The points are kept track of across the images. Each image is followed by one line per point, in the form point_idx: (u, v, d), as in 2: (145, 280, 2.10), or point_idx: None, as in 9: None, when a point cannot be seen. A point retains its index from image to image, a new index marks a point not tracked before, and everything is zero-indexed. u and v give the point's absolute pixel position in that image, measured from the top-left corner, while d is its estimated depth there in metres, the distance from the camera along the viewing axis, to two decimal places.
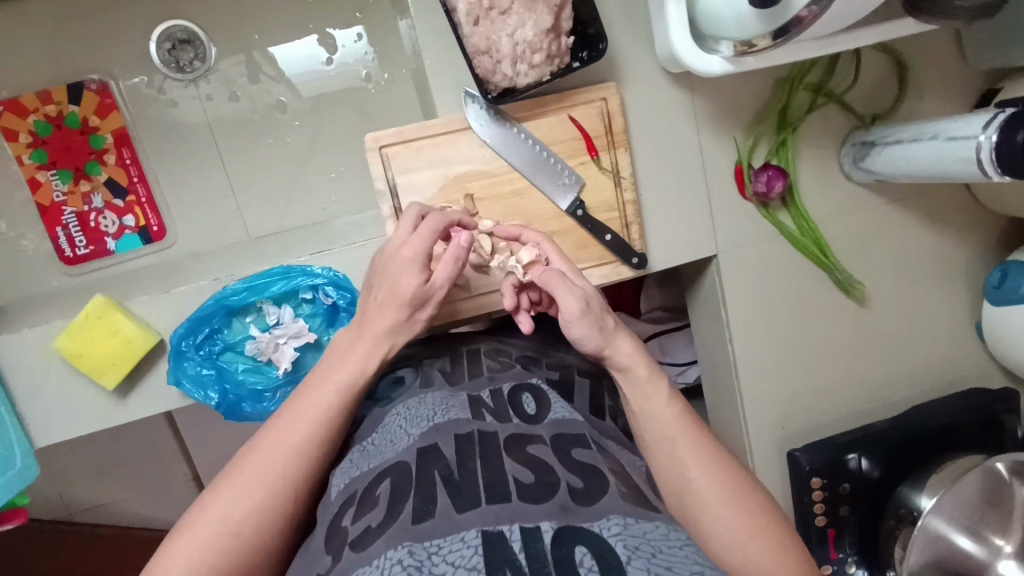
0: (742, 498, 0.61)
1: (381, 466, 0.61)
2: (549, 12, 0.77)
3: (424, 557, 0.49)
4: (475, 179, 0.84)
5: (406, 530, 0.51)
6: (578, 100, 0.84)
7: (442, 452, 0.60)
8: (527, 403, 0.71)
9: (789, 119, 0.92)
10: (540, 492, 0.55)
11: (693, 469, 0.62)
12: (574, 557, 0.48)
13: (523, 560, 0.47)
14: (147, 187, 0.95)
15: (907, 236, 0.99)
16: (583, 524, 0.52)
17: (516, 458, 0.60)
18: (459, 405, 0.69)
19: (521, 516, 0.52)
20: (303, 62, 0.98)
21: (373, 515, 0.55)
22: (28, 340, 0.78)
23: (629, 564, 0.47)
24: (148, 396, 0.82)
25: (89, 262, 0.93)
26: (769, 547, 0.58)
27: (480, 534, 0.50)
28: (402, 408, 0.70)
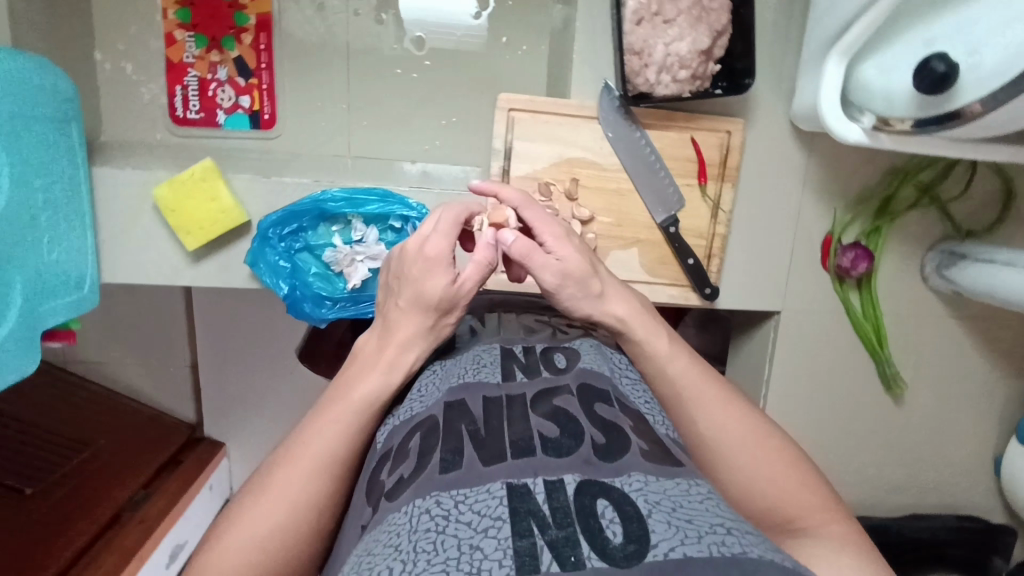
0: (760, 442, 0.63)
1: (415, 418, 0.59)
2: (709, 35, 0.80)
3: (450, 506, 0.46)
4: (585, 167, 0.86)
5: (432, 479, 0.49)
6: (704, 125, 0.86)
7: (468, 407, 0.57)
8: (559, 358, 0.64)
9: (890, 209, 0.94)
10: (564, 444, 0.51)
11: (709, 419, 0.63)
12: (595, 508, 0.45)
13: (546, 512, 0.45)
14: (272, 76, 0.95)
15: (960, 353, 1.01)
16: (604, 478, 0.48)
17: (541, 415, 0.55)
18: (491, 365, 0.63)
19: (544, 468, 0.49)
20: (445, 12, 0.97)
21: (406, 465, 0.54)
22: (130, 181, 0.81)
23: (649, 517, 0.44)
24: (221, 267, 0.84)
25: (195, 127, 0.94)
26: (796, 484, 0.61)
27: (505, 486, 0.47)
28: (438, 367, 0.66)
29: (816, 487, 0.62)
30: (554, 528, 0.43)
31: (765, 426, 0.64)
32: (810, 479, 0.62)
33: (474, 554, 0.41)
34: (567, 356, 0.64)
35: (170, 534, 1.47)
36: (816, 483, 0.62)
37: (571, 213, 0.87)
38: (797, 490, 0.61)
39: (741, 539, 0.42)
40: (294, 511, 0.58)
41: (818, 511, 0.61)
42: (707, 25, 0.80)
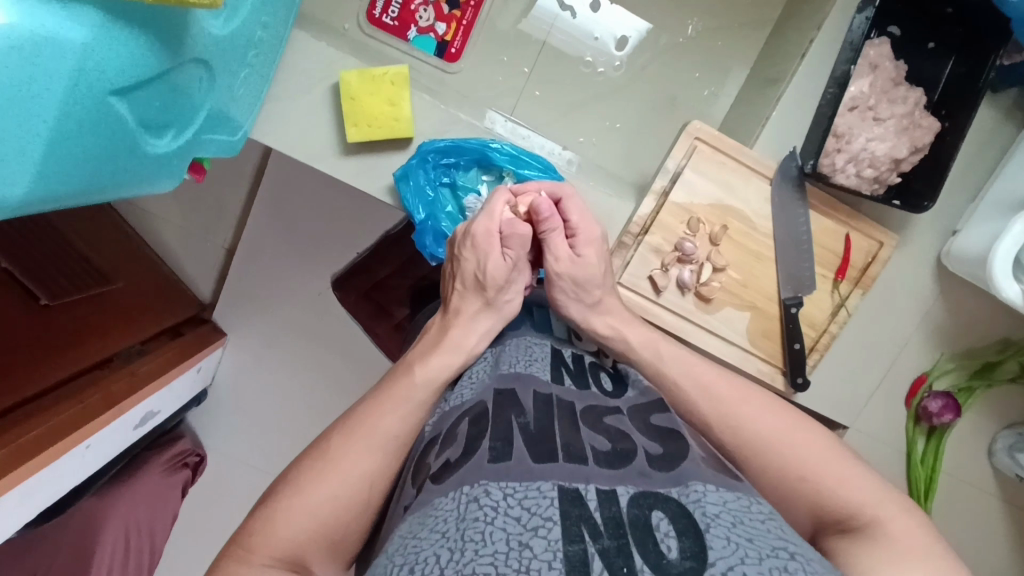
0: (800, 436, 0.59)
1: (463, 405, 0.59)
2: (908, 147, 0.82)
3: (500, 497, 0.44)
4: (738, 220, 0.87)
5: (482, 467, 0.48)
6: (862, 228, 0.87)
7: (519, 399, 0.57)
8: (605, 381, 0.66)
9: (990, 374, 0.94)
10: (614, 458, 0.51)
11: (737, 416, 0.61)
12: (649, 521, 0.44)
13: (598, 520, 0.43)
14: (474, 15, 0.96)
15: (990, 535, 1.01)
16: (660, 491, 0.47)
17: (591, 427, 0.55)
18: (543, 362, 0.64)
19: (597, 479, 0.48)
20: (613, 28, 1.00)
21: (456, 449, 0.53)
22: (323, 55, 0.81)
23: (709, 531, 0.43)
24: (363, 170, 0.83)
25: (384, 32, 0.93)
26: (839, 477, 0.56)
27: (557, 488, 0.45)
28: (488, 359, 0.67)
29: (863, 479, 0.56)
30: (606, 538, 0.42)
31: (792, 417, 0.61)
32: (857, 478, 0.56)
33: (523, 552, 0.40)
34: (614, 384, 0.65)
35: (151, 399, 1.30)
36: (864, 476, 0.57)
37: (706, 256, 0.87)
38: (842, 483, 0.56)
39: (804, 565, 0.41)
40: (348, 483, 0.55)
41: (867, 506, 0.54)
42: (909, 138, 0.82)
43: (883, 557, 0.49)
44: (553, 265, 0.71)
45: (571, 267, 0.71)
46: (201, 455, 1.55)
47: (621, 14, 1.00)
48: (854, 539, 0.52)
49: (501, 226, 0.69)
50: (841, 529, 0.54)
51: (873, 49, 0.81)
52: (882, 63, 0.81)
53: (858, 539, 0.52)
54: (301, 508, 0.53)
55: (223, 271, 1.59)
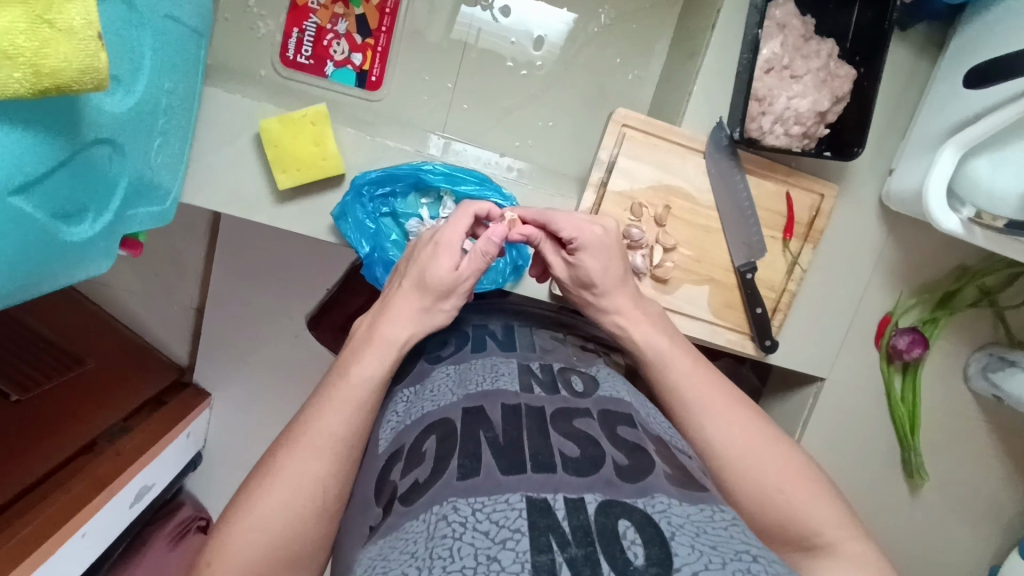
0: (774, 455, 0.62)
1: (427, 420, 0.60)
2: (830, 98, 0.83)
3: (468, 513, 0.47)
4: (679, 197, 0.87)
5: (451, 485, 0.50)
6: (801, 183, 0.88)
7: (486, 414, 0.58)
8: (577, 381, 0.66)
9: (951, 303, 0.96)
10: (584, 466, 0.51)
11: (716, 445, 0.62)
12: (616, 529, 0.45)
13: (567, 530, 0.45)
14: (389, 40, 0.95)
15: (981, 458, 1.03)
16: (627, 500, 0.48)
17: (561, 433, 0.56)
18: (509, 373, 0.65)
19: (565, 487, 0.49)
20: (536, 23, 0.99)
21: (422, 468, 0.54)
22: (239, 106, 0.80)
23: (673, 539, 0.44)
24: (301, 214, 0.82)
25: (302, 73, 0.93)
26: (809, 493, 0.59)
27: (525, 499, 0.47)
28: (453, 371, 0.67)
29: (823, 493, 0.60)
30: (575, 546, 0.43)
31: (768, 433, 0.64)
32: (821, 493, 0.60)
33: (491, 564, 0.41)
34: (586, 384, 0.66)
35: (142, 473, 1.29)
36: (825, 489, 0.61)
37: (656, 238, 0.87)
38: (812, 499, 0.59)
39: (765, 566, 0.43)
40: (297, 486, 0.59)
41: (832, 524, 0.58)
42: (830, 88, 0.83)
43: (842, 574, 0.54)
44: (563, 272, 0.75)
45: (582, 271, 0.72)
46: (208, 519, 1.54)
47: (539, 7, 0.99)
48: (816, 553, 0.57)
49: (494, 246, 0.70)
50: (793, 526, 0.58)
51: (778, 10, 0.82)
52: (790, 21, 0.82)
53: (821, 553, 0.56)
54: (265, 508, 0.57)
55: (195, 331, 1.57)
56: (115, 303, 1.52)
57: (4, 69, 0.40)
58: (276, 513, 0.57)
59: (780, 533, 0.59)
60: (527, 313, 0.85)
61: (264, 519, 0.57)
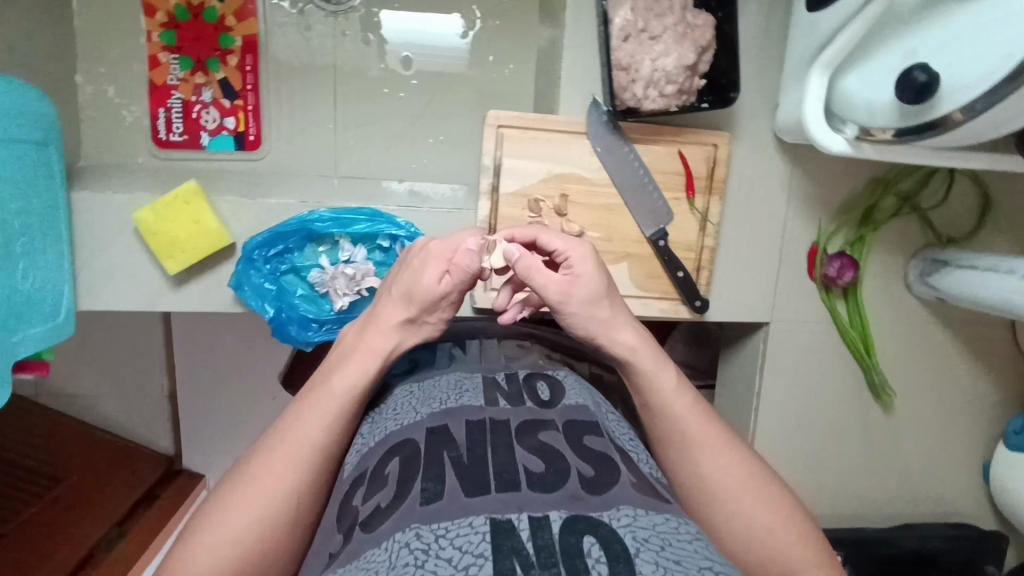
0: (761, 493, 0.65)
1: (391, 441, 0.62)
2: (694, 50, 0.81)
3: (431, 539, 0.48)
4: (574, 182, 0.86)
5: (415, 510, 0.51)
6: (692, 139, 0.87)
7: (451, 434, 0.60)
8: (542, 390, 0.70)
9: (873, 218, 0.95)
10: (550, 482, 0.54)
11: (712, 488, 0.64)
12: (581, 547, 0.47)
13: (531, 550, 0.46)
14: (257, 97, 0.94)
15: (947, 360, 1.02)
16: (594, 514, 0.50)
17: (527, 448, 0.59)
18: (474, 392, 0.68)
19: (530, 505, 0.51)
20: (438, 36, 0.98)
21: (385, 492, 0.56)
22: (111, 202, 0.79)
23: (637, 557, 0.46)
24: (202, 292, 0.82)
25: (179, 150, 0.93)
26: (794, 532, 0.64)
27: (488, 522, 0.49)
28: (418, 391, 0.70)
29: (805, 530, 0.64)
30: (538, 567, 0.45)
31: (763, 476, 0.66)
32: (805, 528, 0.64)
33: None
34: (551, 390, 0.70)
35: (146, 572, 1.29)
36: (807, 524, 0.65)
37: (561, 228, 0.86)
38: (794, 536, 0.63)
39: None
40: (271, 500, 0.62)
41: (811, 558, 0.63)
42: (692, 40, 0.81)
43: None
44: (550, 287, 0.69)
45: (571, 302, 0.70)
46: None
47: (408, 18, 0.96)
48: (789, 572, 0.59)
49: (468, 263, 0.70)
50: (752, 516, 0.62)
51: None
52: None
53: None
54: (233, 515, 0.61)
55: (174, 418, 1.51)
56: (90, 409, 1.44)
57: None
58: (251, 528, 0.61)
59: (761, 568, 0.63)
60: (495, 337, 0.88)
61: (240, 534, 0.61)
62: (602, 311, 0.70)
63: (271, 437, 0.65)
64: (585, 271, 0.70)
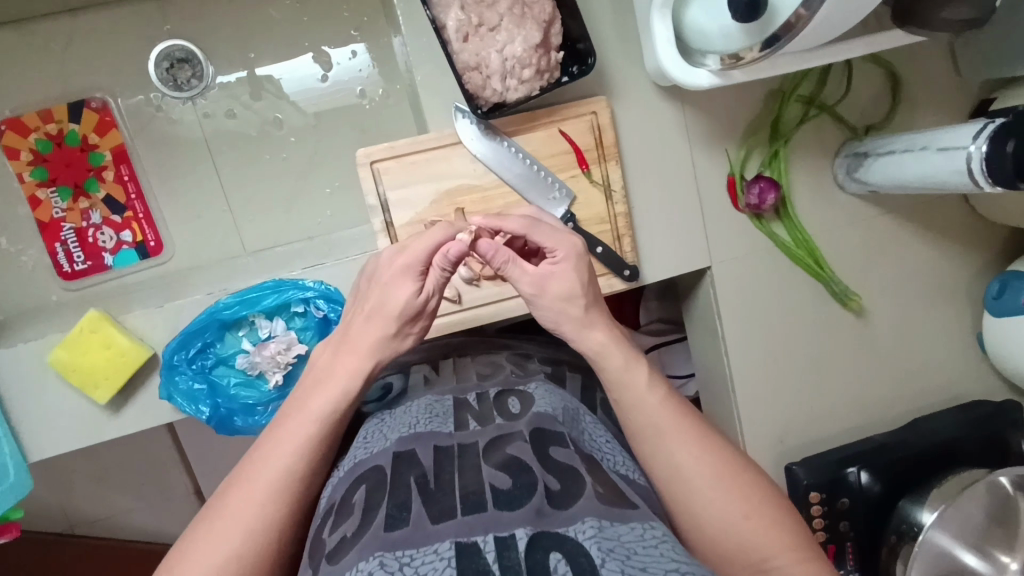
0: (738, 480, 0.60)
1: (358, 469, 0.60)
2: (538, 28, 0.78)
3: (395, 567, 0.46)
4: (466, 193, 0.85)
5: (378, 538, 0.49)
6: (568, 114, 0.85)
7: (418, 457, 0.58)
8: (512, 404, 0.68)
9: (781, 131, 0.92)
10: (516, 496, 0.51)
11: (689, 477, 0.59)
12: (548, 565, 0.45)
13: (496, 572, 0.44)
14: (145, 202, 0.95)
15: (903, 247, 0.98)
16: (558, 530, 0.48)
17: (493, 466, 0.56)
18: (443, 415, 0.66)
19: (496, 525, 0.48)
20: (297, 78, 0.97)
21: (350, 523, 0.53)
22: (24, 354, 0.79)
23: (604, 567, 0.44)
24: (140, 410, 0.82)
25: (88, 277, 0.93)
26: (770, 518, 0.58)
27: (454, 545, 0.47)
28: (386, 418, 0.67)
29: (784, 519, 0.59)
30: None
31: (741, 459, 0.62)
32: (782, 515, 0.59)
33: None
34: (520, 402, 0.68)
35: None
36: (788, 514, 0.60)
37: None
38: (770, 527, 0.58)
39: None
40: (251, 531, 0.57)
41: (791, 550, 0.57)
42: (533, 19, 0.78)
43: None
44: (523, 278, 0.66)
45: (540, 297, 0.66)
46: None
47: (275, 69, 0.97)
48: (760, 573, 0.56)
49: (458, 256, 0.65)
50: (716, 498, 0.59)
51: None
52: None
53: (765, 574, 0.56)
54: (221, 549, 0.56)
55: None
56: (120, 528, 1.34)
57: None
58: (230, 564, 0.56)
59: (738, 558, 0.57)
60: (468, 347, 0.89)
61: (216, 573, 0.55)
62: (572, 311, 0.65)
63: (245, 469, 0.60)
64: (568, 270, 0.65)
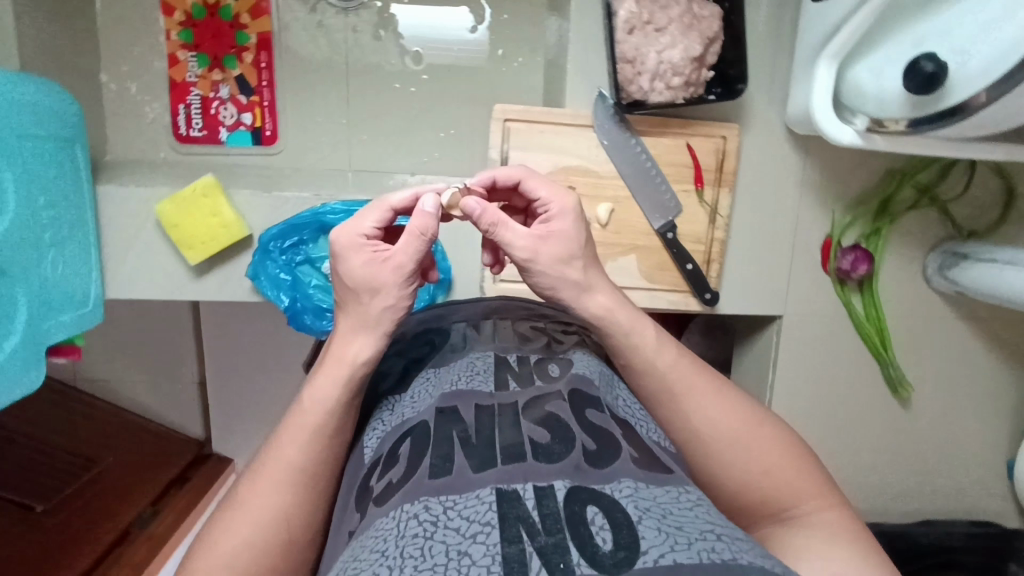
0: (754, 431, 0.60)
1: (406, 423, 0.56)
2: (701, 41, 0.81)
3: (439, 511, 0.44)
4: (580, 175, 0.87)
5: (423, 484, 0.47)
6: (700, 131, 0.87)
7: (460, 413, 0.54)
8: (552, 367, 0.61)
9: (889, 210, 0.94)
10: (553, 450, 0.49)
11: (702, 432, 0.60)
12: (584, 516, 0.43)
13: (536, 519, 0.42)
14: (273, 93, 0.97)
15: (967, 354, 1.00)
16: (594, 486, 0.45)
17: (534, 422, 0.53)
18: (484, 372, 0.60)
19: (533, 475, 0.46)
20: (445, 24, 0.99)
21: (395, 470, 0.51)
22: (134, 198, 0.82)
23: (640, 523, 0.42)
24: (222, 282, 0.85)
25: (199, 145, 0.96)
26: (790, 468, 0.60)
27: (495, 492, 0.45)
28: (430, 372, 0.63)
29: (802, 467, 0.60)
30: (543, 534, 0.41)
31: (756, 412, 0.62)
32: (803, 465, 0.61)
33: (462, 560, 0.39)
34: (561, 366, 0.61)
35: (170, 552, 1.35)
36: (806, 458, 0.62)
37: None
38: (791, 473, 0.60)
39: (727, 544, 0.41)
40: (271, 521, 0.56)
41: (811, 497, 0.59)
42: (699, 32, 0.81)
43: (816, 545, 0.56)
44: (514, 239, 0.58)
45: (537, 259, 0.59)
46: None
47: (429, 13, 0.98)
48: (786, 524, 0.59)
49: (433, 222, 0.57)
50: (736, 448, 0.59)
51: None
52: None
53: (793, 522, 0.58)
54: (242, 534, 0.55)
55: None
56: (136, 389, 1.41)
57: None
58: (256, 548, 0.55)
59: (761, 509, 0.60)
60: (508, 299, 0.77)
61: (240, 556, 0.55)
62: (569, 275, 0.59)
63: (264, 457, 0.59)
64: (563, 228, 0.59)
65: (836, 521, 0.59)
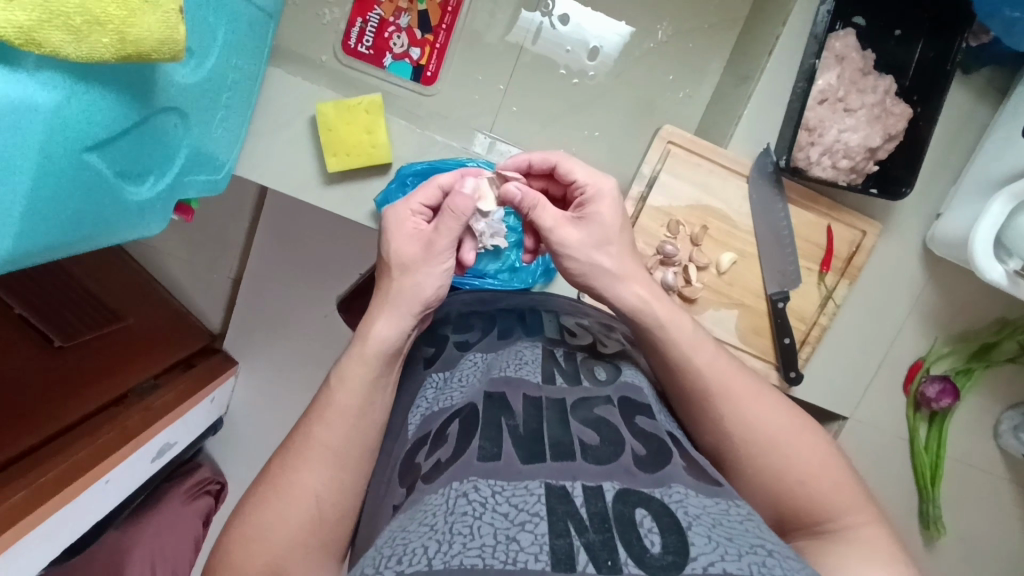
0: (793, 435, 0.58)
1: (454, 405, 0.56)
2: (882, 135, 0.82)
3: (488, 494, 0.43)
4: (717, 218, 0.87)
5: (470, 466, 0.46)
6: (844, 218, 0.88)
7: (508, 401, 0.54)
8: (599, 368, 0.60)
9: (988, 355, 0.93)
10: (601, 452, 0.48)
11: (737, 431, 0.57)
12: (633, 518, 0.42)
13: (585, 516, 0.41)
14: (447, 38, 0.98)
15: (1009, 519, 0.99)
16: (644, 489, 0.44)
17: (581, 421, 0.52)
18: (532, 363, 0.60)
19: (583, 475, 0.45)
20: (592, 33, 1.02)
21: (445, 450, 0.50)
22: (299, 89, 0.83)
23: (691, 530, 0.41)
24: (344, 198, 0.85)
25: (361, 61, 0.96)
26: (831, 479, 0.56)
27: (543, 485, 0.44)
28: (481, 357, 0.63)
29: (841, 478, 0.57)
30: (592, 532, 0.40)
31: (796, 417, 0.59)
32: (842, 478, 0.57)
33: (511, 545, 0.38)
34: (609, 371, 0.60)
35: (169, 429, 1.25)
36: (849, 476, 0.58)
37: (689, 256, 0.88)
38: (832, 487, 0.56)
39: (781, 561, 0.39)
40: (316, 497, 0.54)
41: (854, 511, 0.55)
42: (883, 126, 0.82)
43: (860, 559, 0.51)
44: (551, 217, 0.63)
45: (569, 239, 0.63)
46: (221, 483, 1.51)
47: (606, 22, 1.01)
48: (823, 539, 0.54)
49: (465, 205, 0.60)
50: (778, 455, 0.57)
51: (839, 41, 0.81)
52: (849, 54, 0.82)
53: (832, 537, 0.54)
54: (283, 509, 0.54)
55: None
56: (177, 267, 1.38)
57: (94, 36, 0.44)
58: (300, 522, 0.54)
59: (794, 519, 0.56)
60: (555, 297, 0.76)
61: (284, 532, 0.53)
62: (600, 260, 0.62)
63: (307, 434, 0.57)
64: (596, 213, 0.63)
65: (882, 538, 0.54)
